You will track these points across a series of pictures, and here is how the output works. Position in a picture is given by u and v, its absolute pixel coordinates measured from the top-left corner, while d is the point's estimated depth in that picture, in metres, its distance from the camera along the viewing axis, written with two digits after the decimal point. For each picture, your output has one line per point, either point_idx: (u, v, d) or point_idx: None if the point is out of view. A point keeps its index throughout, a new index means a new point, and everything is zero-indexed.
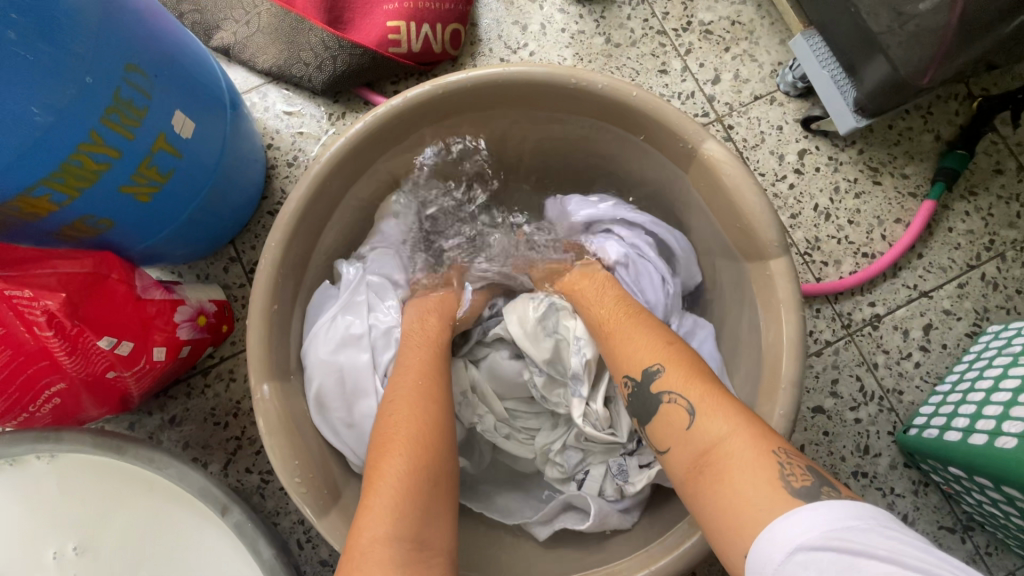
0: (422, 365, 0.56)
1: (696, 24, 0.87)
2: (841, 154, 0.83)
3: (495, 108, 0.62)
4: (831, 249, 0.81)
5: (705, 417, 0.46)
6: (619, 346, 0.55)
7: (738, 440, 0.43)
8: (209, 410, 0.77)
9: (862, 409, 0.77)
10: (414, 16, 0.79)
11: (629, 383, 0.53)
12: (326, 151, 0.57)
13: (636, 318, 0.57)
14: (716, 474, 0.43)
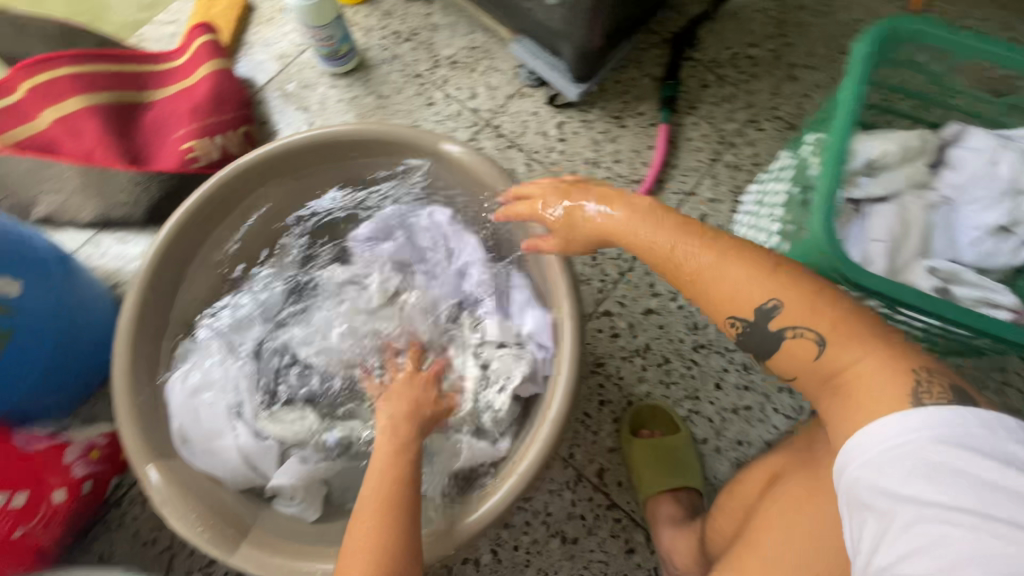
0: (393, 444, 0.61)
1: (443, 60, 1.06)
2: (589, 115, 1.03)
3: (277, 178, 0.77)
4: (609, 187, 0.99)
5: (836, 347, 0.50)
6: (715, 288, 0.55)
7: (867, 366, 0.49)
8: (133, 534, 0.81)
9: (681, 297, 0.94)
10: (202, 132, 0.91)
11: (737, 323, 0.55)
12: (145, 259, 0.69)
13: (729, 253, 0.55)
14: (847, 395, 0.49)
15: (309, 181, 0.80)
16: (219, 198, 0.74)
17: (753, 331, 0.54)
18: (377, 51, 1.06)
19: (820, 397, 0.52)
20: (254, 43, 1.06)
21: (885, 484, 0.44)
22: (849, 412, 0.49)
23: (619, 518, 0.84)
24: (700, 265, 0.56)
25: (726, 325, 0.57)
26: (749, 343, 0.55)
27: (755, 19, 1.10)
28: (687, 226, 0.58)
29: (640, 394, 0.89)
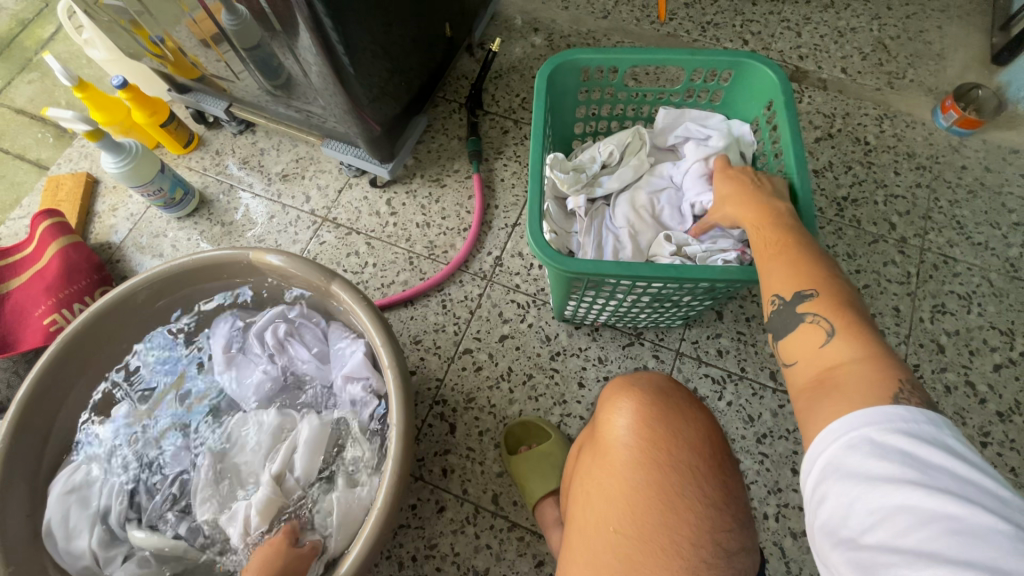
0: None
1: (275, 176, 1.18)
2: (412, 185, 1.15)
3: (113, 329, 0.83)
4: (444, 240, 1.10)
5: (843, 339, 0.49)
6: (776, 270, 0.57)
7: (856, 364, 0.47)
8: None
9: (529, 316, 1.03)
10: (61, 303, 0.99)
11: (775, 301, 0.56)
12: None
13: (788, 245, 0.58)
14: (833, 387, 0.47)
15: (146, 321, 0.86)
16: (61, 364, 0.78)
17: (788, 308, 0.55)
18: (215, 186, 1.18)
19: (808, 385, 0.50)
20: (104, 211, 1.17)
21: (844, 472, 0.41)
22: (811, 400, 0.48)
23: (522, 536, 0.88)
24: (761, 243, 0.61)
25: (769, 311, 0.57)
26: (773, 325, 0.56)
27: (534, 65, 1.27)
28: (768, 223, 0.62)
29: (514, 414, 0.96)
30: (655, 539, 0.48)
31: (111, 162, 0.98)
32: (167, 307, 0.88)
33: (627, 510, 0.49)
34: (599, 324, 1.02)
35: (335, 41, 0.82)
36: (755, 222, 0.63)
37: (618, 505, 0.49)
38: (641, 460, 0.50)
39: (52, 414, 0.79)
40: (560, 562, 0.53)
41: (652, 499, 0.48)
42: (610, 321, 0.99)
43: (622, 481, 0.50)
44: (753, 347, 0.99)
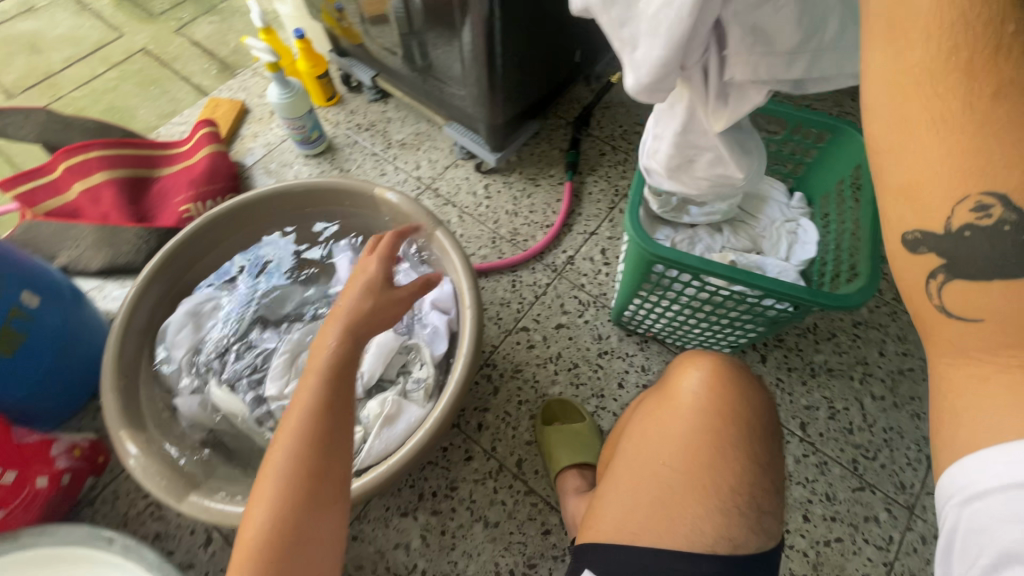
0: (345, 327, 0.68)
1: (394, 142, 1.34)
2: (510, 178, 1.29)
3: (235, 228, 0.96)
4: (526, 231, 1.22)
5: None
6: (1001, 152, 0.38)
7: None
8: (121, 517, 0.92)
9: (587, 313, 1.12)
10: (197, 196, 1.16)
11: (983, 202, 0.39)
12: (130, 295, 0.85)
13: (1011, 98, 0.37)
14: (1005, 376, 0.39)
15: (261, 229, 0.99)
16: (192, 246, 0.92)
17: (1014, 233, 0.39)
18: (343, 138, 1.35)
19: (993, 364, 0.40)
20: (246, 135, 1.35)
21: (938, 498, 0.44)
22: (993, 384, 0.40)
23: (536, 502, 0.94)
24: (930, 126, 0.39)
25: (948, 222, 0.40)
26: (940, 246, 0.41)
27: (641, 105, 1.41)
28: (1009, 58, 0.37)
29: (553, 394, 1.04)
30: (702, 478, 0.55)
31: (276, 93, 1.16)
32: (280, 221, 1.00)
33: (681, 450, 0.56)
34: (650, 336, 1.09)
35: (494, 37, 0.97)
36: (911, 97, 0.39)
37: (672, 447, 0.57)
38: (704, 416, 0.57)
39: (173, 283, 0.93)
40: (606, 481, 0.60)
41: (707, 447, 0.56)
42: (661, 335, 1.06)
43: (681, 428, 0.57)
44: (788, 395, 1.05)
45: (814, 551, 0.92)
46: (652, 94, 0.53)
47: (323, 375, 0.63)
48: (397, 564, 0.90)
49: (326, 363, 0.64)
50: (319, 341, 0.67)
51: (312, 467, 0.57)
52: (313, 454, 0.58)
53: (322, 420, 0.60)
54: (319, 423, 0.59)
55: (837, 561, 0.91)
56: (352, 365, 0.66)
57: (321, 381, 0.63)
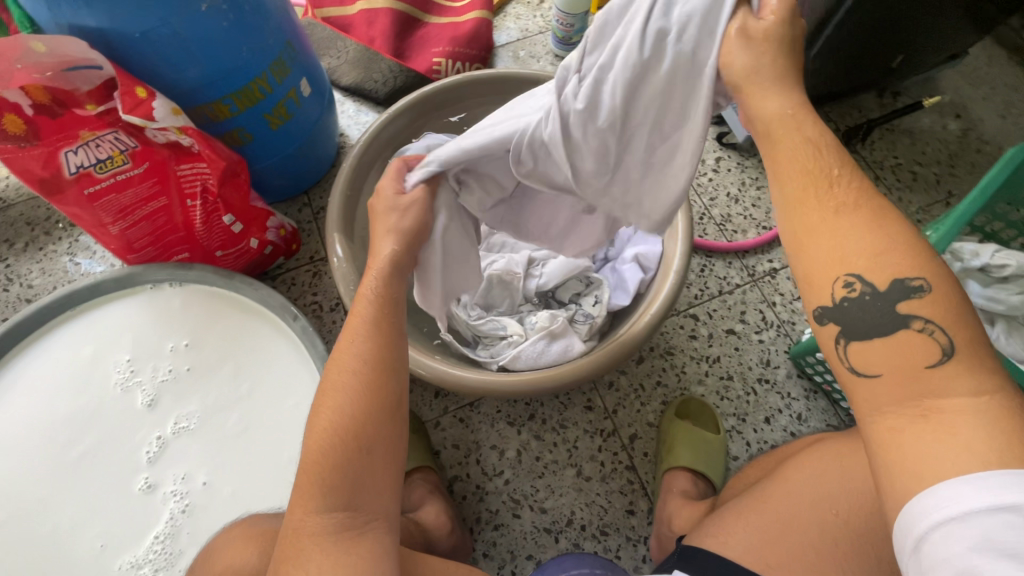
0: (390, 264, 0.63)
1: None
2: (747, 161, 1.16)
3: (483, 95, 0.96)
4: (740, 222, 1.11)
5: (954, 366, 0.38)
6: (828, 242, 0.42)
7: (982, 403, 0.37)
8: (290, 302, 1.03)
9: (765, 333, 1.02)
10: (451, 55, 1.18)
11: (854, 286, 0.41)
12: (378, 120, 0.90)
13: (850, 211, 0.42)
14: (936, 424, 0.37)
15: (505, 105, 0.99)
16: (442, 98, 0.94)
17: (874, 302, 0.41)
18: None
19: (893, 410, 0.39)
20: (510, 14, 1.33)
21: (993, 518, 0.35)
22: (909, 436, 0.37)
23: (632, 481, 0.92)
24: (813, 220, 0.43)
25: (833, 296, 0.42)
26: (838, 318, 0.42)
27: (931, 144, 1.18)
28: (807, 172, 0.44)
29: (695, 393, 0.98)
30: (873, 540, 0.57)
31: None
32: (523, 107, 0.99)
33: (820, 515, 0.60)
34: (822, 389, 0.97)
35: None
36: (804, 205, 0.43)
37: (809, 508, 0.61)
38: None
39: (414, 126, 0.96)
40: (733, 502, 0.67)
41: None
42: (838, 394, 0.94)
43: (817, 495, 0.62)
44: None
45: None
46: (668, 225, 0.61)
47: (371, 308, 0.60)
48: (487, 463, 0.92)
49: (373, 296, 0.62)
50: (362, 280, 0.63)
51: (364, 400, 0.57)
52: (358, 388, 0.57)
53: (364, 360, 0.58)
54: (366, 360, 0.58)
55: None
56: (392, 307, 0.62)
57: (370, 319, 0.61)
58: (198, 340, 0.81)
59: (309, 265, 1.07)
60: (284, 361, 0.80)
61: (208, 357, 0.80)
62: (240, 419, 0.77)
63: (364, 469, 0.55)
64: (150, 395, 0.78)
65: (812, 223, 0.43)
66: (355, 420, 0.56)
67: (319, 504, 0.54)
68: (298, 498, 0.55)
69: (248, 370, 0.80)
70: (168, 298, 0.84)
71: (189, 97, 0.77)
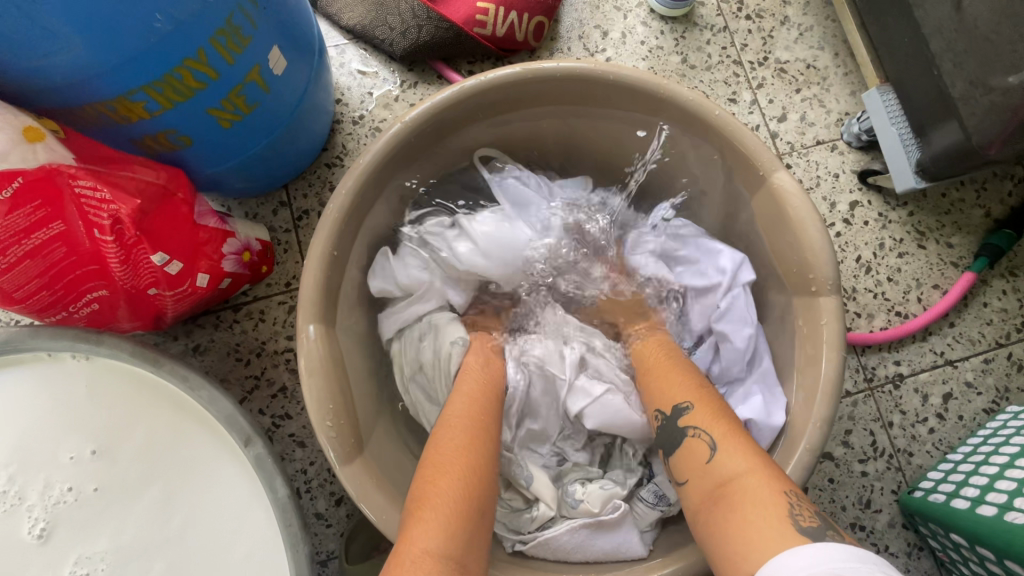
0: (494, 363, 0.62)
1: (773, 60, 0.88)
2: (891, 212, 0.84)
3: (556, 95, 0.63)
4: (866, 302, 0.82)
5: (728, 452, 0.48)
6: (658, 382, 0.59)
7: (756, 478, 0.45)
8: (257, 346, 0.78)
9: (871, 463, 0.78)
10: (504, 1, 0.80)
11: (659, 417, 0.56)
12: (388, 129, 0.59)
13: (656, 372, 0.60)
14: (729, 507, 0.45)
15: (586, 116, 0.66)
16: (493, 96, 0.61)
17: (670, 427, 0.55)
18: (711, 11, 0.89)
19: (700, 505, 0.48)
20: None
21: None
22: (712, 522, 0.46)
23: None
24: (644, 379, 0.61)
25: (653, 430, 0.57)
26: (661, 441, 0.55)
27: None
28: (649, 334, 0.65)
29: None
30: None
31: None
32: (610, 121, 0.66)
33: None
34: (930, 548, 0.76)
35: None
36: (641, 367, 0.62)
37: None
38: None
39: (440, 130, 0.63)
40: None
41: None
42: (954, 568, 0.73)
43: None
44: None
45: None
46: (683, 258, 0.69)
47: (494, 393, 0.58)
48: None
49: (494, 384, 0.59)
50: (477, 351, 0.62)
51: (491, 456, 0.52)
52: (482, 442, 0.52)
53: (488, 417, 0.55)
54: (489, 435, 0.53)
55: None
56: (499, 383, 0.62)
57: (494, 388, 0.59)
58: (112, 447, 0.58)
59: (283, 296, 0.79)
60: (231, 492, 0.57)
61: (125, 475, 0.57)
62: (169, 570, 0.56)
63: (481, 527, 0.47)
64: (40, 524, 0.55)
65: (645, 365, 0.62)
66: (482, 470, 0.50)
67: (443, 540, 0.43)
68: (412, 527, 0.44)
69: (178, 500, 0.57)
70: (69, 380, 0.58)
71: (74, 89, 0.46)
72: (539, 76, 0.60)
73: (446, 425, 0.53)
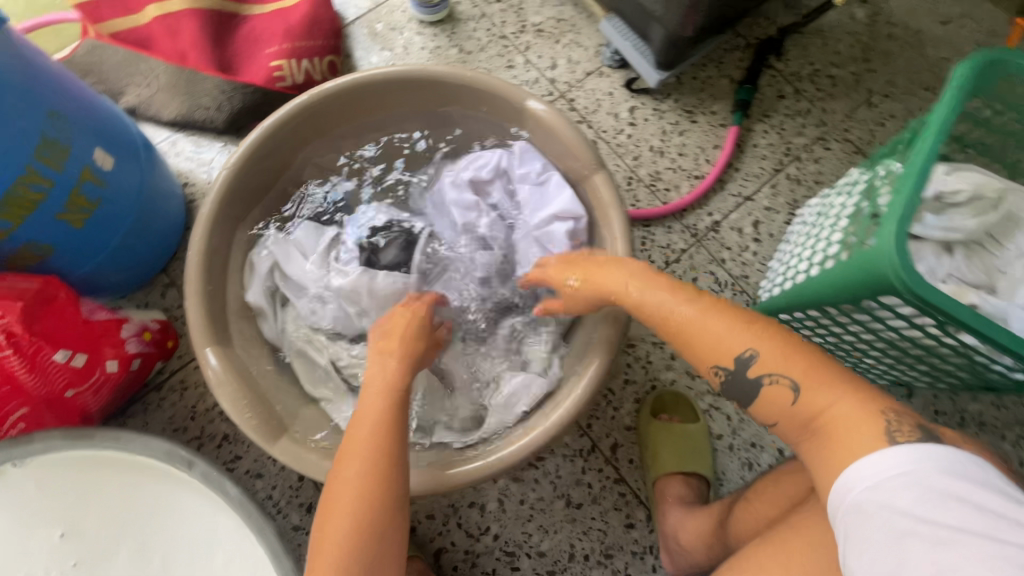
0: (394, 370, 0.63)
1: (529, 26, 1.07)
2: (662, 104, 1.04)
3: (347, 107, 0.76)
4: (670, 178, 1.00)
5: (808, 388, 0.53)
6: (698, 338, 0.58)
7: (844, 408, 0.51)
8: (189, 409, 0.86)
9: (721, 296, 0.95)
10: (292, 54, 0.95)
11: (718, 372, 0.57)
12: (217, 180, 0.70)
13: (699, 320, 0.58)
14: (824, 436, 0.51)
15: (379, 112, 0.79)
16: (296, 124, 0.73)
17: (730, 380, 0.56)
18: (467, 7, 1.08)
19: (801, 437, 0.53)
20: None
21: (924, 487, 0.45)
22: (811, 451, 0.52)
23: (624, 492, 0.87)
24: (681, 321, 0.58)
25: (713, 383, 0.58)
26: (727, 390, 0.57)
27: (844, 39, 1.10)
28: (641, 275, 0.62)
29: (665, 380, 0.91)
30: None
31: None
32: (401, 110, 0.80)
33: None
34: None
35: None
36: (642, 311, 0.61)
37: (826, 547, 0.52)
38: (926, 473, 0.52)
39: (265, 167, 0.75)
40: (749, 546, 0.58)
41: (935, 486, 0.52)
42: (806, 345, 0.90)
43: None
44: None
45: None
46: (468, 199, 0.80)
47: (388, 402, 0.60)
48: (469, 523, 0.84)
49: (389, 385, 0.61)
50: (378, 361, 0.64)
51: (392, 465, 0.56)
52: (381, 459, 0.55)
53: (386, 452, 0.56)
54: (384, 445, 0.56)
55: None
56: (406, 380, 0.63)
57: (402, 358, 0.64)
58: (78, 524, 0.65)
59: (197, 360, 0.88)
60: (194, 515, 0.65)
61: (98, 541, 0.64)
62: None
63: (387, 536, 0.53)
64: None
65: (642, 309, 0.61)
66: (383, 449, 0.56)
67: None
68: (318, 552, 0.52)
69: (152, 541, 0.65)
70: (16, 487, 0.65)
71: None
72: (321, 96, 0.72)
73: (344, 448, 0.57)
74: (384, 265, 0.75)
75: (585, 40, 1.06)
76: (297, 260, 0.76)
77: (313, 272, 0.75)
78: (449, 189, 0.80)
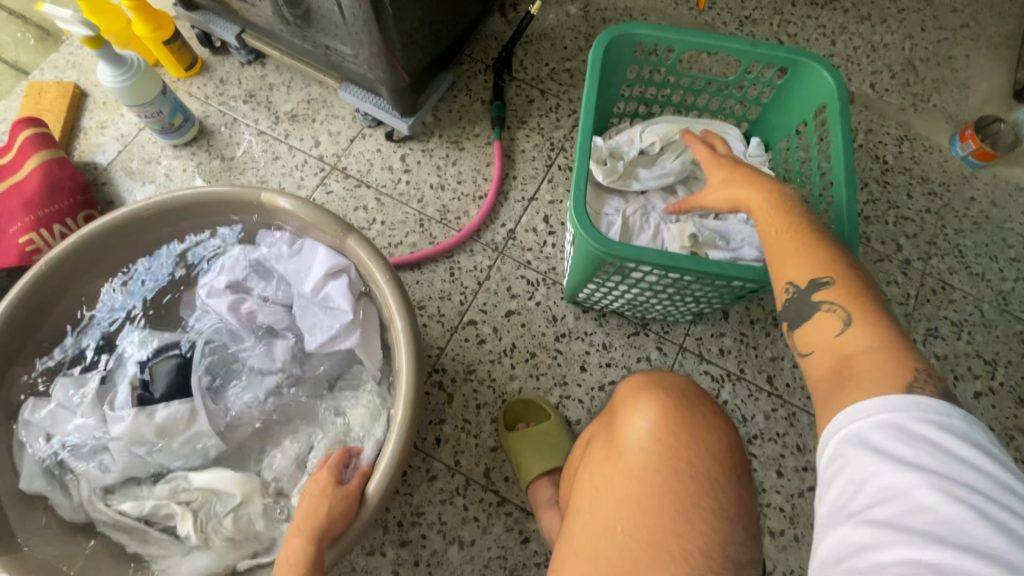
0: (300, 546, 0.64)
1: (283, 115, 1.11)
2: (429, 143, 1.10)
3: (92, 264, 0.77)
4: (457, 206, 1.06)
5: (859, 329, 0.51)
6: (779, 258, 0.58)
7: (874, 354, 0.48)
8: None
9: (538, 294, 1.01)
10: (41, 223, 0.92)
11: (789, 289, 0.57)
12: None
13: (801, 236, 0.58)
14: (850, 374, 0.48)
15: (131, 254, 0.80)
16: (38, 297, 0.73)
17: (799, 299, 0.55)
18: (217, 118, 1.10)
19: (824, 376, 0.51)
20: (91, 128, 1.08)
21: (886, 428, 0.43)
22: (831, 386, 0.49)
23: (511, 512, 0.88)
24: (771, 236, 0.60)
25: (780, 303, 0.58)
26: (789, 313, 0.57)
27: (567, 34, 1.22)
28: (732, 168, 0.67)
29: (513, 390, 0.95)
30: (664, 543, 0.52)
31: (109, 75, 0.90)
32: (150, 244, 0.81)
33: (698, 445, 0.56)
34: (607, 310, 1.00)
35: None
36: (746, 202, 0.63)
37: (645, 477, 0.55)
38: (659, 464, 0.55)
39: (21, 348, 0.73)
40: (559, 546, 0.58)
41: (687, 477, 0.55)
42: (620, 309, 0.98)
43: (658, 395, 0.59)
44: (753, 350, 1.00)
45: (790, 525, 0.91)
46: (234, 298, 0.80)
47: None
48: None
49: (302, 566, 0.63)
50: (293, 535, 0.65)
51: None
52: None
53: None
54: None
55: (811, 510, 0.92)
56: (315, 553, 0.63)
57: (309, 528, 0.64)
58: None
59: None
60: None
61: None
62: None
63: None
64: None
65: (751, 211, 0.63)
66: None
67: None
68: None
69: None
70: None
71: None
72: (54, 263, 0.72)
73: None
74: (161, 396, 0.74)
75: (339, 111, 1.12)
76: (66, 418, 0.74)
77: (88, 427, 0.73)
78: (215, 303, 0.79)
